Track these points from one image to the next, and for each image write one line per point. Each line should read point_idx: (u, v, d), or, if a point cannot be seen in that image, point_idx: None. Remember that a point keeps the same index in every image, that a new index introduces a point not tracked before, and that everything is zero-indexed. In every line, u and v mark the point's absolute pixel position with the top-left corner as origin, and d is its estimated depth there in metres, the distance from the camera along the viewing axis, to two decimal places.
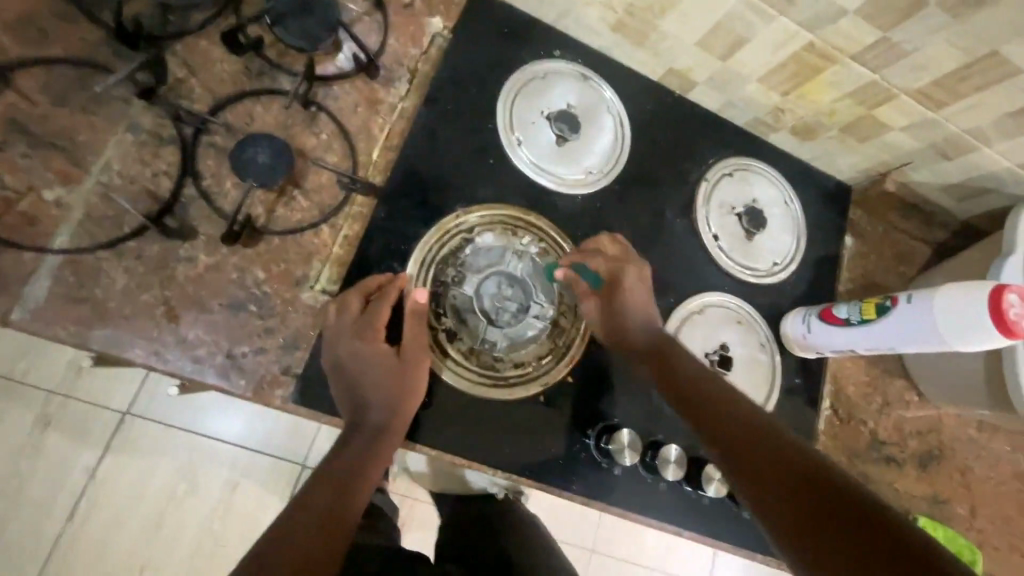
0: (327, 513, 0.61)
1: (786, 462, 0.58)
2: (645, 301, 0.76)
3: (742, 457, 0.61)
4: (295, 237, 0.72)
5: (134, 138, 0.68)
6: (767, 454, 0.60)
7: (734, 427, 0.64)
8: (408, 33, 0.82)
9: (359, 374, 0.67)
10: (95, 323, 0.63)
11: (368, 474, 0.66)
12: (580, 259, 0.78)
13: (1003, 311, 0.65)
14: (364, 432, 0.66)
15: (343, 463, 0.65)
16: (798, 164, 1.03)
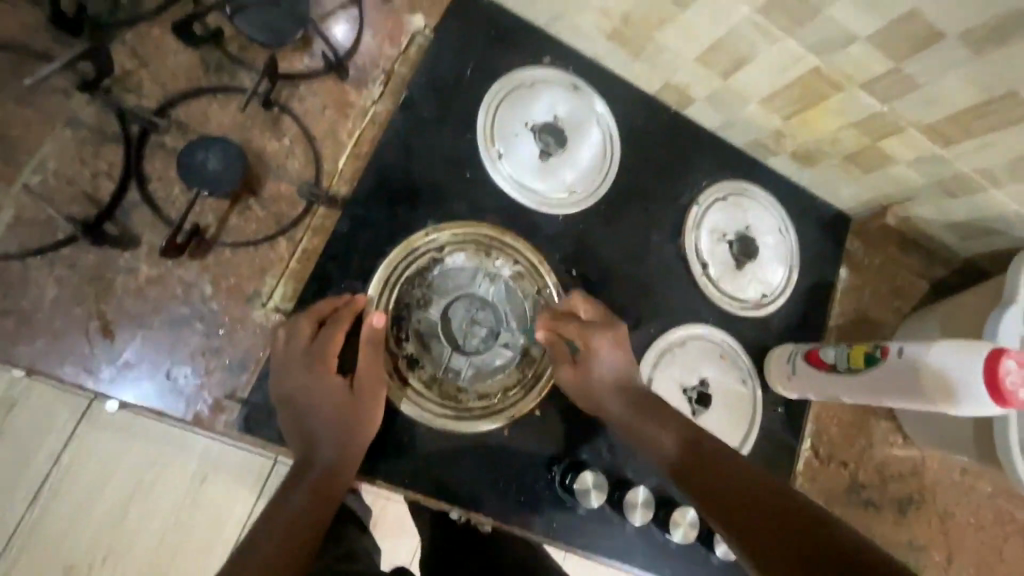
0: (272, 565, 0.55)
1: (792, 528, 0.55)
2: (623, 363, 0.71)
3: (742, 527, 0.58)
4: (248, 250, 0.67)
5: (73, 134, 0.62)
6: (771, 519, 0.57)
7: (733, 494, 0.60)
8: (386, 31, 0.76)
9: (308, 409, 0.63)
10: (21, 336, 0.59)
11: (323, 514, 0.61)
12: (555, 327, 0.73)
13: (998, 379, 0.63)
14: (311, 473, 0.61)
15: (289, 508, 0.59)
16: (797, 190, 0.98)
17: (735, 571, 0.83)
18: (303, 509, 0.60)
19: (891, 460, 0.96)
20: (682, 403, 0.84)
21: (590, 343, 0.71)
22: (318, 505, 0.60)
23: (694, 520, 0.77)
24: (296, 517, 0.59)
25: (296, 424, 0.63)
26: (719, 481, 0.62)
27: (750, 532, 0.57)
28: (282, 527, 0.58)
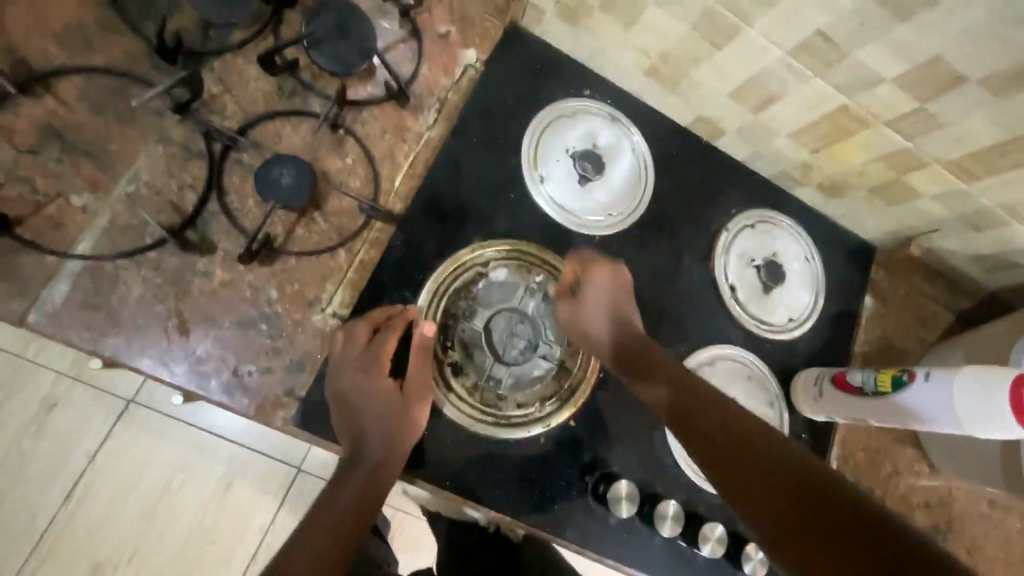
0: (324, 556, 0.60)
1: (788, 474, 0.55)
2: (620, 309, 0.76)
3: (738, 483, 0.57)
4: (312, 259, 0.72)
5: (164, 150, 0.69)
6: (764, 474, 0.56)
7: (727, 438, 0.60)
8: (441, 63, 0.83)
9: (358, 406, 0.67)
10: (107, 330, 0.64)
11: (369, 508, 0.64)
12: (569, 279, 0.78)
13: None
14: (359, 467, 0.65)
15: (340, 501, 0.64)
16: (822, 219, 1.02)
17: None
18: (352, 502, 0.64)
19: (916, 488, 0.97)
20: None
21: (587, 292, 0.76)
22: (364, 499, 0.64)
23: (723, 535, 0.79)
24: (347, 510, 0.63)
25: (348, 419, 0.67)
26: (718, 436, 0.61)
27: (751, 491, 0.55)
28: (334, 520, 0.62)
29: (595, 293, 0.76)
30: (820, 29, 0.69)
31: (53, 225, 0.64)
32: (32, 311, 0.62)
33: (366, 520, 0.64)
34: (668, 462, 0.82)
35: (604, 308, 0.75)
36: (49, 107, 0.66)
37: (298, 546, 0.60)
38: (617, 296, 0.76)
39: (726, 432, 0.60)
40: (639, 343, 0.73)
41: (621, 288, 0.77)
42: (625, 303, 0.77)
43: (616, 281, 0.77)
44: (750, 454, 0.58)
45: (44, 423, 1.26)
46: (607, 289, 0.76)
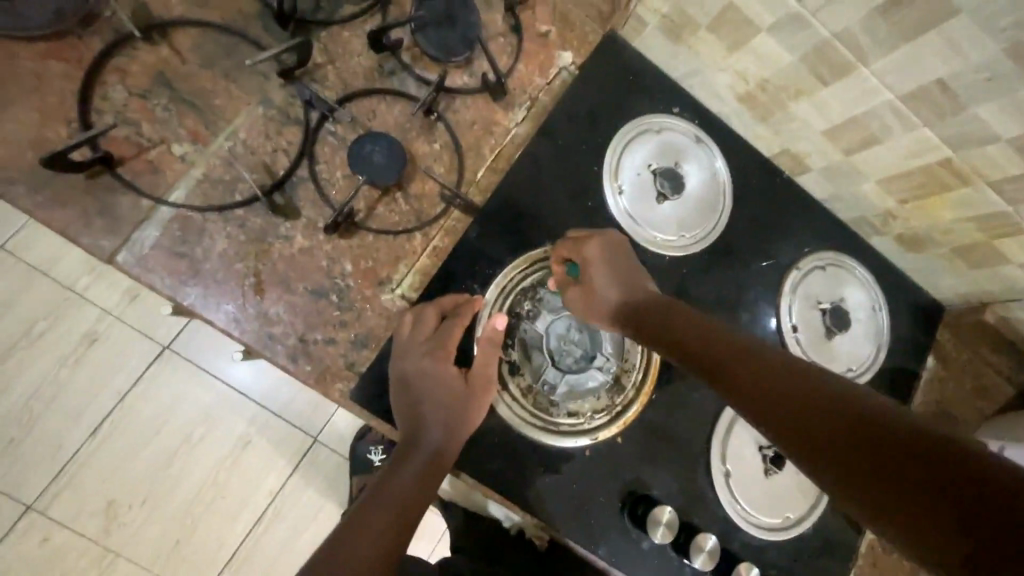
0: (386, 542, 0.59)
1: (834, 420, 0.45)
2: (616, 270, 0.72)
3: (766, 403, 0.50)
4: (388, 238, 0.73)
5: (263, 111, 0.70)
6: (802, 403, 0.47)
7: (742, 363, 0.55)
8: (538, 62, 0.83)
9: (422, 391, 0.67)
10: (188, 280, 0.65)
11: (425, 493, 0.64)
12: (567, 261, 0.75)
13: None
14: (418, 453, 0.65)
15: (395, 487, 0.63)
16: (892, 271, 0.99)
17: None
18: (407, 490, 0.63)
19: None
20: (756, 462, 0.84)
21: (594, 268, 0.72)
22: (421, 486, 0.64)
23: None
24: (404, 496, 0.63)
25: (409, 403, 0.66)
26: (766, 384, 0.52)
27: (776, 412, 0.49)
28: (391, 505, 0.62)
29: (600, 266, 0.72)
30: (939, 78, 0.67)
31: (152, 169, 0.65)
32: (121, 250, 0.64)
33: (420, 508, 0.64)
34: (709, 495, 0.81)
35: (613, 280, 0.72)
36: (163, 55, 0.67)
37: (357, 530, 0.59)
38: (618, 259, 0.73)
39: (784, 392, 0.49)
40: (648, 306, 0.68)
41: (620, 252, 0.73)
42: (627, 263, 0.73)
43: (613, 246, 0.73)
44: (829, 411, 0.45)
45: (82, 355, 1.29)
46: (606, 252, 0.73)
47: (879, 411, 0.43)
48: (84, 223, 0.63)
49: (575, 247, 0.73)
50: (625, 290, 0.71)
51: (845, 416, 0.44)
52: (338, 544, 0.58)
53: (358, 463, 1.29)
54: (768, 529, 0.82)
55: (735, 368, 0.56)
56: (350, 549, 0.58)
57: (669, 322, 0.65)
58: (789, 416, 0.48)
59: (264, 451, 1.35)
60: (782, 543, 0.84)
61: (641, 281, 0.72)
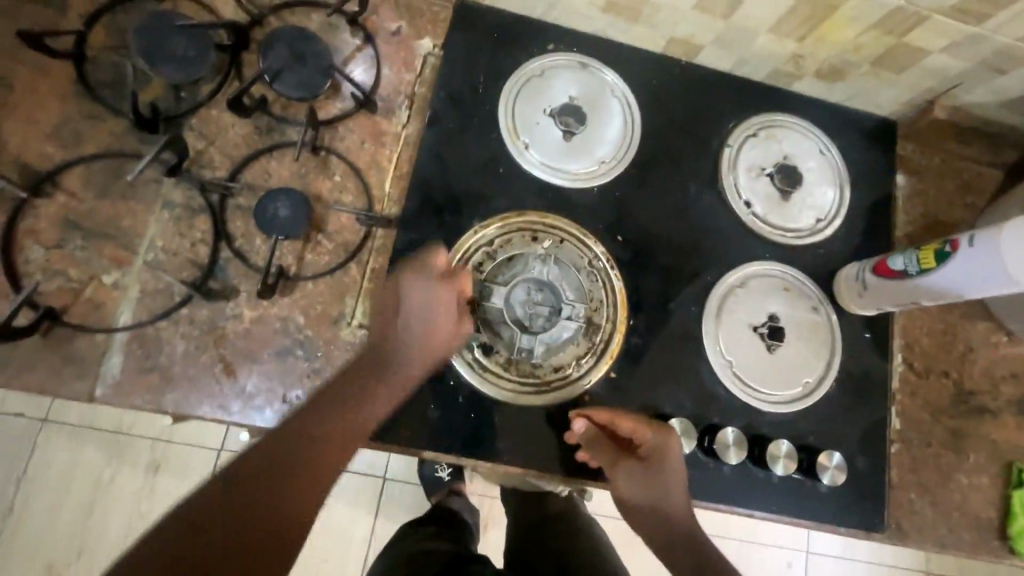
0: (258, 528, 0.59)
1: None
2: (641, 491, 0.73)
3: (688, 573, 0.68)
4: (326, 279, 0.76)
5: (169, 214, 0.73)
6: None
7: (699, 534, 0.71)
8: (401, 59, 0.84)
9: (406, 328, 0.71)
10: (165, 389, 0.70)
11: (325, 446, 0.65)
12: (598, 419, 0.74)
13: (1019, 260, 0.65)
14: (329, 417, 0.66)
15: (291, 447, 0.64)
16: (829, 108, 0.96)
17: (845, 503, 0.83)
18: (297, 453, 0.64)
19: (999, 358, 0.90)
20: (756, 343, 0.84)
21: (620, 487, 0.74)
22: (320, 462, 0.65)
23: (790, 451, 0.80)
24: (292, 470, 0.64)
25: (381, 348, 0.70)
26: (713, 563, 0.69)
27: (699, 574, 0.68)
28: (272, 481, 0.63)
29: (632, 488, 0.73)
30: None
31: (94, 306, 0.70)
32: (97, 386, 0.68)
33: (311, 496, 0.64)
34: (719, 392, 0.82)
35: (635, 489, 0.73)
36: (62, 202, 0.71)
37: (228, 500, 0.60)
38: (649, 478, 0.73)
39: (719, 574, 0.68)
40: (672, 535, 0.72)
41: (668, 463, 0.73)
42: (673, 476, 0.73)
43: (658, 462, 0.73)
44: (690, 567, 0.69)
45: (151, 487, 1.31)
46: (643, 477, 0.73)
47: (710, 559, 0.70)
48: (55, 376, 0.68)
49: (611, 453, 0.74)
50: (650, 517, 0.73)
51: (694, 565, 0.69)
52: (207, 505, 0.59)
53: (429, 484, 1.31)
54: (786, 402, 0.83)
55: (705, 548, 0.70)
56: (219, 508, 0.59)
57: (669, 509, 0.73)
58: None
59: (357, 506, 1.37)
60: (809, 409, 0.84)
61: (675, 505, 0.73)
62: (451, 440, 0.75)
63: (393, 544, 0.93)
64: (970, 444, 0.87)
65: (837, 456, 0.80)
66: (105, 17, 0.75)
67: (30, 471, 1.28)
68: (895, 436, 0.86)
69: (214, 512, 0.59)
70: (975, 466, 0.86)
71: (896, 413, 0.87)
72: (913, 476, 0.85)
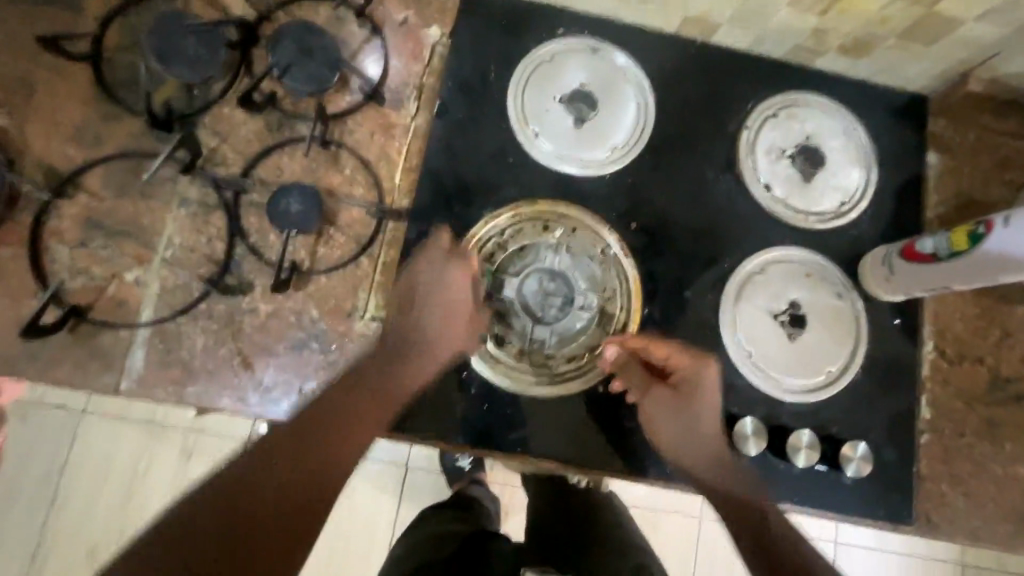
0: (285, 499, 0.62)
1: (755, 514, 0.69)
2: (676, 423, 0.73)
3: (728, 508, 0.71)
4: (338, 273, 0.76)
5: (186, 211, 0.75)
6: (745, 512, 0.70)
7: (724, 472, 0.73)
8: (409, 50, 0.83)
9: (422, 311, 0.72)
10: (186, 382, 0.72)
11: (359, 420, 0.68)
12: (637, 346, 0.74)
13: None
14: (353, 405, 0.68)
15: (330, 413, 0.67)
16: (855, 85, 0.92)
17: (871, 494, 0.81)
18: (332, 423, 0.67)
19: None
20: (775, 331, 0.82)
21: (654, 417, 0.74)
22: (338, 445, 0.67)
23: (812, 441, 0.78)
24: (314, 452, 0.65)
25: (399, 326, 0.72)
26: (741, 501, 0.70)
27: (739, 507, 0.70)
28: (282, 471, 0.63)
29: (666, 418, 0.73)
30: None
31: (117, 303, 0.72)
32: (122, 380, 0.71)
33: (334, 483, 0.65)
34: (738, 382, 0.81)
35: (670, 419, 0.73)
36: (84, 202, 0.73)
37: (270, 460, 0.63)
38: (684, 407, 0.73)
39: (743, 507, 0.70)
40: (705, 466, 0.73)
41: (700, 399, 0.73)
42: (706, 408, 0.73)
43: (690, 394, 0.73)
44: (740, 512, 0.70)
45: (185, 474, 1.35)
46: (677, 404, 0.73)
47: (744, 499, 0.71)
48: (83, 370, 0.70)
49: (646, 381, 0.74)
50: (682, 448, 0.73)
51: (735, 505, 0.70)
52: (246, 481, 0.61)
53: (450, 471, 1.31)
54: (808, 391, 0.81)
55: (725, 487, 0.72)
56: (251, 500, 0.60)
57: (695, 440, 0.73)
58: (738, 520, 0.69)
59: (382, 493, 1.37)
60: (833, 397, 0.82)
61: (705, 442, 0.73)
62: (465, 430, 0.76)
63: (412, 527, 0.92)
64: (1007, 434, 0.83)
65: (862, 446, 0.78)
66: (119, 19, 0.76)
67: (70, 461, 1.33)
68: (925, 426, 0.83)
69: (245, 496, 0.60)
70: (1012, 457, 0.83)
71: (926, 402, 0.84)
72: (944, 467, 0.82)
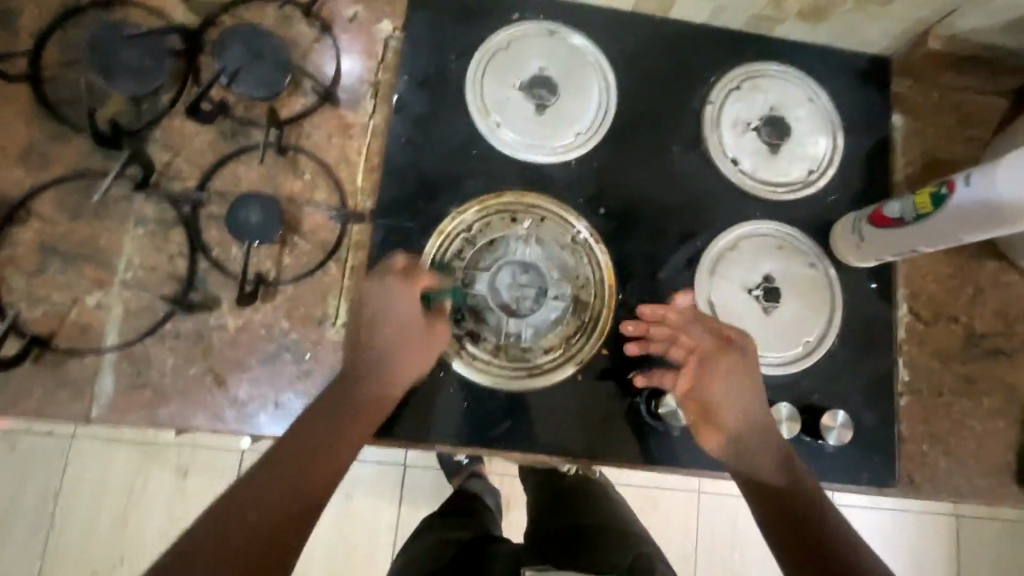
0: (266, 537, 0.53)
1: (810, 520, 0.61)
2: (730, 395, 0.68)
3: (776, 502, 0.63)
4: (305, 281, 0.75)
5: (144, 229, 0.73)
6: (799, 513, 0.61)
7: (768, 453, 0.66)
8: (361, 47, 0.81)
9: (377, 332, 0.67)
10: (160, 404, 0.71)
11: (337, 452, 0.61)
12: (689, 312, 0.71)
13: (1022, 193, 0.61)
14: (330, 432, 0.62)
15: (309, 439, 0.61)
16: (817, 51, 0.91)
17: (854, 459, 0.82)
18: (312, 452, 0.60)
19: (1012, 299, 0.87)
20: (751, 306, 0.81)
21: (708, 385, 0.68)
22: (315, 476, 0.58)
23: (791, 413, 0.78)
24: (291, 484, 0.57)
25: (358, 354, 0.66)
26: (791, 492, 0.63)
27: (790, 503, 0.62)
28: (260, 509, 0.54)
29: (722, 388, 0.68)
30: None
31: (81, 328, 0.70)
32: (93, 407, 0.70)
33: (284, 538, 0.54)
34: None
35: (724, 389, 0.68)
36: (37, 227, 0.71)
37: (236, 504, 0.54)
38: (737, 379, 0.68)
39: (795, 504, 0.62)
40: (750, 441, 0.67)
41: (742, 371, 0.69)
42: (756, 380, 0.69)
43: (743, 364, 0.68)
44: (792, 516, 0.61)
45: (180, 491, 1.34)
46: (733, 375, 0.68)
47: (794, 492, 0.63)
48: (52, 400, 0.69)
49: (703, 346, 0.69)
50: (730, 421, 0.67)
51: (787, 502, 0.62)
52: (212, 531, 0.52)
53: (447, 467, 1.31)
54: (787, 363, 0.81)
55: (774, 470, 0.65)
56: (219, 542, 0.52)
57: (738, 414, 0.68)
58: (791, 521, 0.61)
59: (367, 502, 1.34)
60: (811, 367, 0.82)
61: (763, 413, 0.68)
62: (447, 430, 0.75)
63: (414, 541, 0.90)
64: (984, 389, 0.84)
65: (841, 415, 0.78)
66: (57, 35, 0.74)
67: (62, 486, 1.31)
68: (903, 388, 0.84)
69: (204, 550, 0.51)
70: (990, 412, 0.84)
71: (903, 364, 0.84)
72: (924, 427, 0.83)
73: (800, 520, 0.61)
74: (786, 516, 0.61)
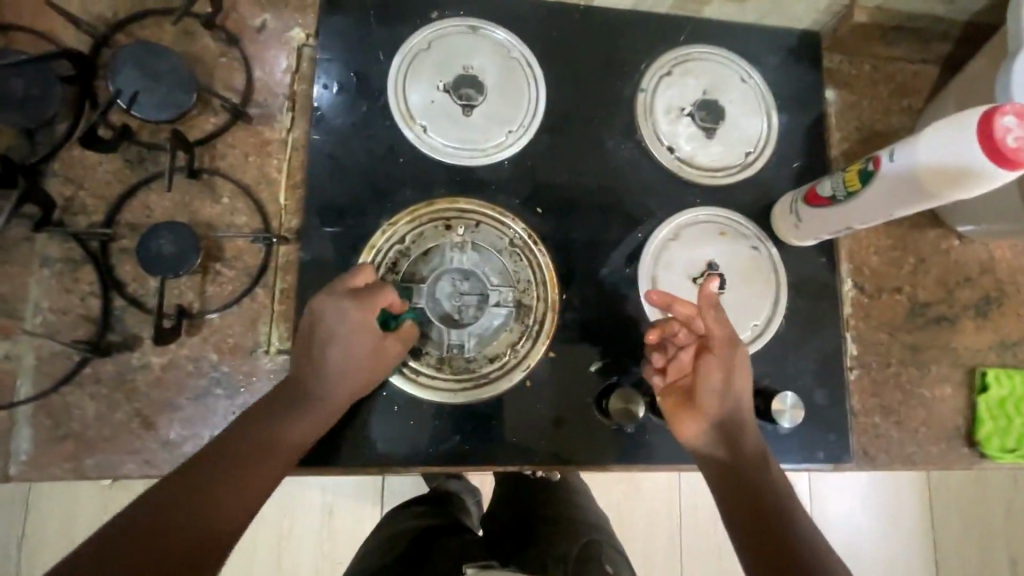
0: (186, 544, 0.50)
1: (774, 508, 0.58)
2: (709, 382, 0.65)
3: (738, 489, 0.61)
4: (232, 310, 0.71)
5: (50, 270, 0.68)
6: (763, 501, 0.59)
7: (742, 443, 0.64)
8: (272, 58, 0.77)
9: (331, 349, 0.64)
10: (84, 454, 0.67)
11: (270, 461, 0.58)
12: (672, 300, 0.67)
13: (947, 165, 0.59)
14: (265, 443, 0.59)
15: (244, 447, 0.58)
16: (746, 30, 0.90)
17: (809, 438, 0.82)
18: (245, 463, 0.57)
19: (952, 265, 0.87)
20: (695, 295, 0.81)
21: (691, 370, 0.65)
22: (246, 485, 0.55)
23: None
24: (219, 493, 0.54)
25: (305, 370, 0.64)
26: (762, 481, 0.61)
27: (750, 490, 0.60)
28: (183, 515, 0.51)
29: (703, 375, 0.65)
30: None
31: None
32: (11, 464, 0.65)
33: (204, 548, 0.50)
34: None
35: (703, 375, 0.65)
36: None
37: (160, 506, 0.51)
38: (717, 366, 0.65)
39: (759, 491, 0.60)
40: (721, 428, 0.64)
41: (735, 366, 0.65)
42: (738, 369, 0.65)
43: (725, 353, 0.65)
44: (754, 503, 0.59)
45: None
46: (714, 362, 0.65)
47: (766, 483, 0.61)
48: None
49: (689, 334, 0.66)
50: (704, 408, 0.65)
51: (752, 491, 0.60)
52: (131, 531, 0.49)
53: None
54: None
55: (747, 459, 0.62)
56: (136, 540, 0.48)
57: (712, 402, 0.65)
58: (750, 506, 0.59)
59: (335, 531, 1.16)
60: (760, 351, 0.82)
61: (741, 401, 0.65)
62: (396, 451, 0.73)
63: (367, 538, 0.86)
64: (930, 357, 0.85)
65: (790, 396, 0.77)
66: None
67: None
68: (852, 364, 0.84)
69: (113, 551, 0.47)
70: (937, 379, 0.85)
71: (851, 340, 0.85)
72: (875, 400, 0.84)
73: (759, 507, 0.59)
74: (744, 501, 0.59)
